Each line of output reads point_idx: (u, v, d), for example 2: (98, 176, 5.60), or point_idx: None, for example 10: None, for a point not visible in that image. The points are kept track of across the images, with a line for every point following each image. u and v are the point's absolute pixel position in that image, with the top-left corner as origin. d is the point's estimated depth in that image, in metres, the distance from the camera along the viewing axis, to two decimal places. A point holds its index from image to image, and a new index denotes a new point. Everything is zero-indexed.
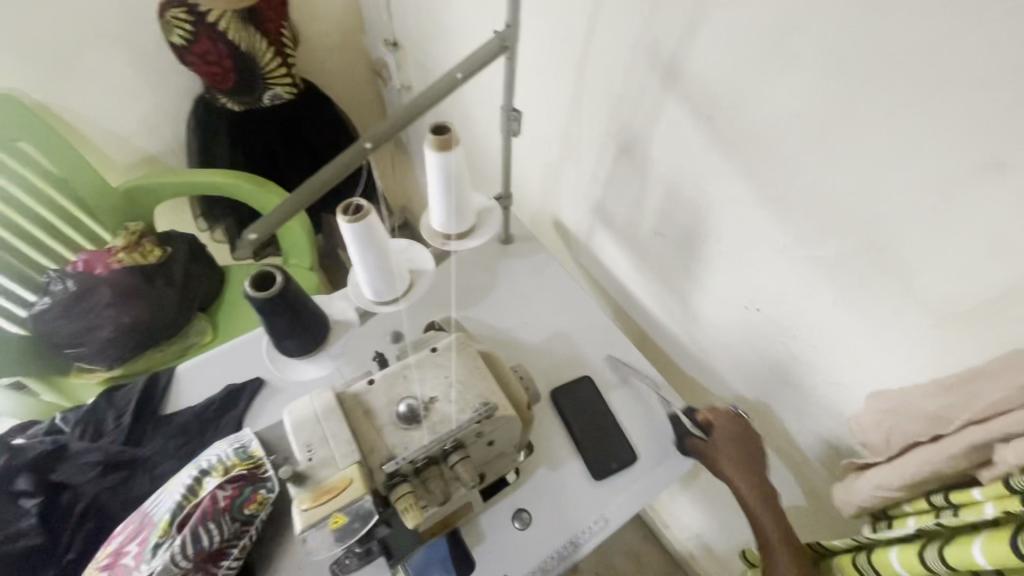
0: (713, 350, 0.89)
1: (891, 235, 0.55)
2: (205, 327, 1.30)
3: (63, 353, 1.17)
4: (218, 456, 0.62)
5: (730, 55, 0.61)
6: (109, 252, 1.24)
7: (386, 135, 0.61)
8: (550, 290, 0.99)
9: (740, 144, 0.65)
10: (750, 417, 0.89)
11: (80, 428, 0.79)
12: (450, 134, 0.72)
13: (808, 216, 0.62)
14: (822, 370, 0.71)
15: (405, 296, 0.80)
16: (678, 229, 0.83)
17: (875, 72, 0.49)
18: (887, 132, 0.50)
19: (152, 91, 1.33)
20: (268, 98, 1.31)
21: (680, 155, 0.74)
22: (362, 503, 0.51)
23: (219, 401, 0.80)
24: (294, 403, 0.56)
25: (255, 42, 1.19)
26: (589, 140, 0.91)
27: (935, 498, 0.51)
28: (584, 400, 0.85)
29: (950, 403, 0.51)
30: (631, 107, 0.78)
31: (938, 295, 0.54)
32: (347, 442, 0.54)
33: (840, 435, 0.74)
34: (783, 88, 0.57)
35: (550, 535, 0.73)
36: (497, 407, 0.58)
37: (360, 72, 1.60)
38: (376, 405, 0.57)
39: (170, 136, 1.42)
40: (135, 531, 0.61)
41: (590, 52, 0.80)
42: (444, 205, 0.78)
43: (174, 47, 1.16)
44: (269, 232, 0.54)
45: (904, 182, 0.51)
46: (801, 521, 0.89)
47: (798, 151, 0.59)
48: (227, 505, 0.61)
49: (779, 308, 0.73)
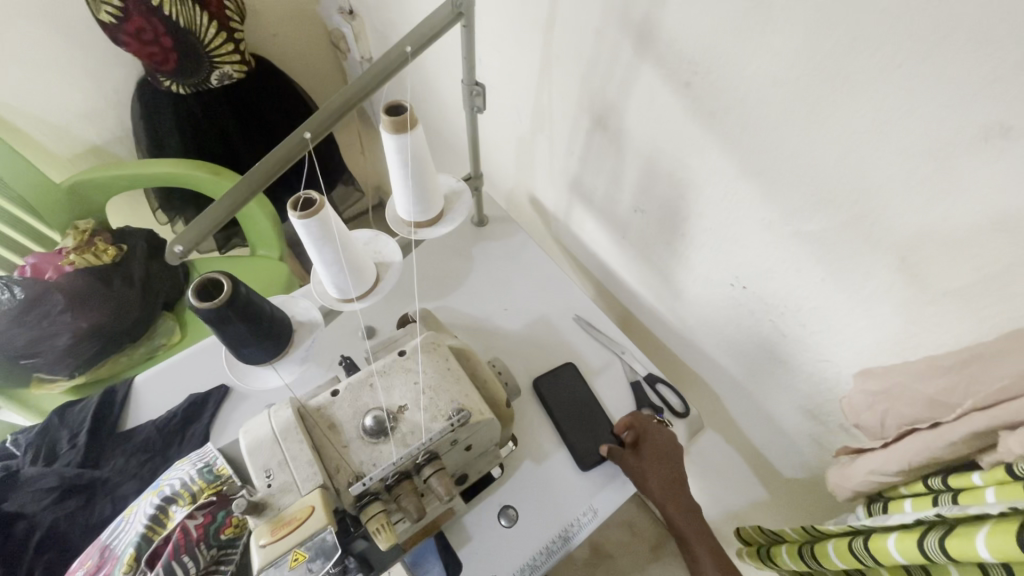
0: (699, 328, 0.86)
1: (884, 209, 0.51)
2: (172, 327, 1.25)
3: (18, 364, 1.09)
4: (182, 481, 0.56)
5: (708, 14, 0.55)
6: (60, 253, 1.16)
7: (329, 124, 0.55)
8: (530, 274, 0.94)
9: (721, 113, 0.60)
10: (740, 394, 0.87)
11: (31, 452, 0.75)
12: (406, 113, 0.64)
13: (795, 189, 0.58)
14: (812, 348, 0.69)
15: (372, 292, 0.74)
16: (654, 205, 0.79)
17: (868, 29, 0.44)
18: (881, 96, 0.46)
19: (88, 76, 1.22)
20: (216, 78, 1.22)
21: (657, 127, 0.69)
22: (325, 537, 0.46)
23: (183, 412, 0.75)
24: (249, 424, 0.52)
25: (196, 18, 1.09)
26: (561, 112, 0.84)
27: (933, 481, 0.49)
28: (568, 388, 0.82)
29: (951, 385, 0.48)
30: (604, 75, 0.72)
31: (933, 271, 0.51)
32: (309, 463, 0.50)
33: (831, 412, 0.72)
34: (766, 50, 0.52)
35: (538, 531, 0.70)
36: (471, 413, 0.54)
37: (318, 44, 1.49)
38: (341, 419, 0.54)
39: (116, 125, 1.32)
40: (96, 566, 0.55)
41: (557, 15, 0.73)
42: (408, 192, 0.72)
43: (104, 24, 1.04)
44: (202, 237, 0.51)
45: (898, 151, 0.47)
46: (792, 494, 0.88)
47: (783, 120, 0.54)
48: (198, 534, 0.53)
49: (766, 286, 0.69)
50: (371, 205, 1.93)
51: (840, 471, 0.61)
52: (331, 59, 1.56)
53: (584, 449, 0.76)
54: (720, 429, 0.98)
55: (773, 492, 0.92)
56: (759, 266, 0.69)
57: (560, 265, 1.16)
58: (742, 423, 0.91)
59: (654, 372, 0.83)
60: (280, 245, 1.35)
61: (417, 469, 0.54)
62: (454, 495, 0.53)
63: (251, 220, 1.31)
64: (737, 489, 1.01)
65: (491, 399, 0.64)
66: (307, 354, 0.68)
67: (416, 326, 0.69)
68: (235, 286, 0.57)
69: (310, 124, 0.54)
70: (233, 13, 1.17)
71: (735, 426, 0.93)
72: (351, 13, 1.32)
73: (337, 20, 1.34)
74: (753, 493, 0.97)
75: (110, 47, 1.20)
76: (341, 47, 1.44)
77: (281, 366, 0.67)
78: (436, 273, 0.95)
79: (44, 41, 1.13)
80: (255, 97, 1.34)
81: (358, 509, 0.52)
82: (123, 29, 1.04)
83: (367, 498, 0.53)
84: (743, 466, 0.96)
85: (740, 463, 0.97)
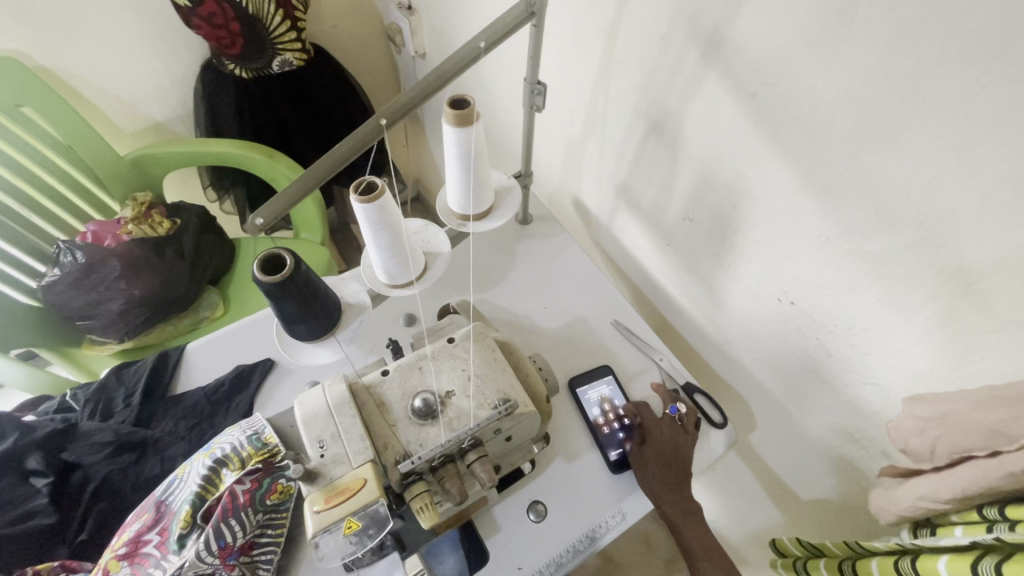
0: (739, 343, 0.86)
1: (953, 232, 0.50)
2: (216, 301, 1.29)
3: (75, 325, 1.16)
4: (232, 446, 0.57)
5: (786, 24, 0.54)
6: (119, 222, 1.21)
7: (399, 112, 0.56)
8: (570, 275, 0.95)
9: (787, 125, 0.60)
10: (776, 412, 0.86)
11: (90, 407, 0.78)
12: (470, 107, 0.66)
13: (858, 208, 0.57)
14: (859, 370, 0.68)
15: (419, 279, 0.76)
16: (704, 209, 0.78)
17: (957, 48, 0.43)
18: (960, 115, 0.45)
19: (158, 55, 1.27)
20: (277, 65, 1.26)
21: (716, 136, 0.69)
22: (377, 508, 0.48)
23: (230, 381, 0.78)
24: (304, 395, 0.54)
25: (263, 6, 1.13)
26: (617, 116, 0.85)
27: (987, 510, 0.48)
28: (603, 390, 0.81)
29: (1013, 417, 0.47)
30: (665, 80, 0.72)
31: (1002, 300, 0.49)
32: (360, 438, 0.51)
33: (874, 437, 0.71)
34: (844, 63, 0.51)
35: (564, 529, 0.71)
36: (517, 404, 0.55)
37: (373, 35, 1.52)
38: (391, 398, 0.55)
39: (179, 102, 1.38)
40: (153, 520, 0.56)
41: (622, 21, 0.74)
42: (463, 184, 0.73)
43: (178, 7, 1.09)
44: (277, 213, 0.53)
45: (976, 175, 0.46)
46: (819, 515, 0.87)
47: (855, 134, 0.54)
48: (251, 497, 0.56)
49: (816, 303, 0.69)
50: (410, 196, 1.96)
51: (884, 495, 0.60)
52: (384, 52, 1.59)
53: (616, 452, 0.76)
54: (750, 444, 0.97)
55: (798, 510, 0.92)
56: (799, 282, 0.70)
57: (597, 267, 1.17)
58: (773, 441, 0.91)
59: (691, 382, 0.83)
60: (323, 230, 1.39)
61: (461, 453, 0.55)
62: (496, 483, 0.54)
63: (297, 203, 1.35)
64: (764, 505, 1.01)
65: (533, 393, 0.64)
66: (354, 335, 0.70)
67: (462, 316, 0.71)
68: (296, 264, 0.59)
69: (383, 110, 0.55)
70: (298, 3, 1.20)
71: (767, 442, 0.92)
72: (409, 8, 1.34)
73: (395, 15, 1.37)
74: (780, 509, 0.97)
75: (181, 29, 1.26)
76: (395, 40, 1.47)
77: (329, 343, 0.69)
78: (477, 267, 0.96)
79: (121, 19, 1.18)
80: (310, 85, 1.39)
81: (402, 488, 0.53)
82: (195, 12, 1.09)
83: (411, 478, 0.54)
84: (772, 483, 0.96)
85: (770, 480, 0.96)
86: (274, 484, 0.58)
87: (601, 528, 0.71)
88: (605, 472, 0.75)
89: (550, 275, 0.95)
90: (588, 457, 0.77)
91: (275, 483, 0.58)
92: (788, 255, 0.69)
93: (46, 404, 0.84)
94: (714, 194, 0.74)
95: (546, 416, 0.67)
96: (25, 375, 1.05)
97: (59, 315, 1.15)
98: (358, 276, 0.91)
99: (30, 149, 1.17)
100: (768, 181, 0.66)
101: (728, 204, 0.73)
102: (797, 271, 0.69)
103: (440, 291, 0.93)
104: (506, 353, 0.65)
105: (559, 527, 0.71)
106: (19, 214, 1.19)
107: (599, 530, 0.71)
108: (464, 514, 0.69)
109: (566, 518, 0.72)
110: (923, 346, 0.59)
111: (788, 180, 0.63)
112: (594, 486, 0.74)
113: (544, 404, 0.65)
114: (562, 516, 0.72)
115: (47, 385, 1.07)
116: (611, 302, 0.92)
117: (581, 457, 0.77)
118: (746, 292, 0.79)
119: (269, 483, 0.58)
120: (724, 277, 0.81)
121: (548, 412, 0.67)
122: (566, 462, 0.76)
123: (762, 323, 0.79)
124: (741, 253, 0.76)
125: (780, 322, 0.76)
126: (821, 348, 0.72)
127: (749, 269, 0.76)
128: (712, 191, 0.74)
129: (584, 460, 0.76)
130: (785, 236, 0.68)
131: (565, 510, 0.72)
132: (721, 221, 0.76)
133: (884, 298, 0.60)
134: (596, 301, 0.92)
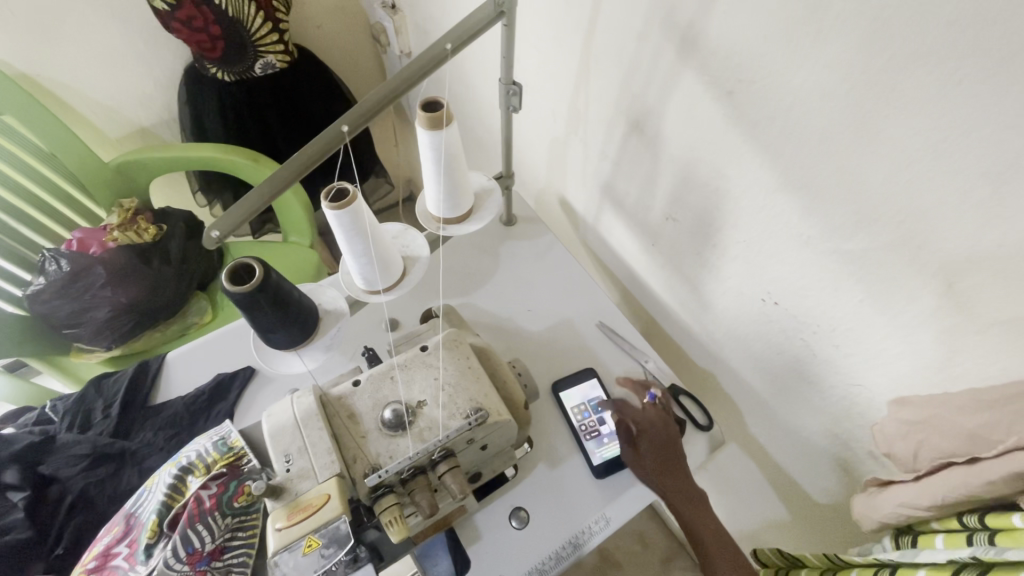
0: (725, 342, 0.85)
1: (933, 231, 0.49)
2: (205, 307, 1.28)
3: (61, 333, 1.15)
4: (197, 452, 0.57)
5: (759, 20, 0.53)
6: (104, 229, 1.20)
7: (366, 117, 0.55)
8: (555, 275, 0.94)
9: (764, 123, 0.58)
10: (764, 412, 0.85)
11: (69, 418, 0.77)
12: (442, 110, 0.64)
13: (837, 206, 0.56)
14: (844, 371, 0.66)
15: (398, 284, 0.75)
16: (687, 207, 0.76)
17: (930, 43, 0.42)
18: (937, 111, 0.43)
19: (141, 60, 1.26)
20: (260, 67, 1.25)
21: (696, 134, 0.68)
22: (338, 525, 0.47)
23: (210, 390, 0.78)
24: (272, 408, 0.53)
25: (244, 8, 1.12)
26: (597, 114, 0.83)
27: (967, 518, 0.47)
28: (587, 392, 0.81)
29: (993, 421, 0.46)
30: (643, 78, 0.71)
31: (983, 300, 0.48)
32: (328, 451, 0.50)
33: (861, 438, 0.69)
34: (817, 60, 0.50)
35: (548, 536, 0.70)
36: (489, 413, 0.54)
37: (359, 36, 1.51)
38: (361, 409, 0.54)
39: (164, 107, 1.37)
40: (122, 533, 0.56)
41: (599, 19, 0.72)
42: (439, 188, 0.72)
43: (158, 11, 1.07)
44: (241, 222, 0.52)
45: (955, 174, 0.45)
46: (811, 516, 0.86)
47: (832, 132, 0.52)
48: (215, 500, 0.54)
49: (800, 303, 0.67)
50: (401, 197, 1.95)
51: (868, 500, 0.59)
52: (371, 52, 1.58)
53: (599, 456, 0.75)
54: (741, 443, 0.96)
55: (789, 510, 0.91)
56: (781, 281, 0.68)
57: (585, 266, 1.16)
58: (764, 441, 0.89)
59: (678, 384, 0.81)
60: (311, 233, 1.38)
61: (432, 465, 0.54)
62: (468, 494, 0.53)
63: (284, 206, 1.34)
64: (757, 506, 0.99)
65: (510, 400, 0.63)
66: (330, 343, 0.69)
67: (439, 322, 0.70)
68: (266, 272, 0.59)
69: (348, 116, 0.54)
70: (280, 4, 1.19)
71: (757, 442, 0.91)
72: (393, 8, 1.32)
73: (379, 15, 1.36)
74: (772, 510, 0.95)
75: (163, 34, 1.24)
76: (381, 40, 1.45)
77: (305, 352, 0.68)
78: (461, 269, 0.95)
79: (102, 25, 1.17)
80: (296, 87, 1.37)
81: (372, 501, 0.53)
82: (175, 16, 1.07)
83: (382, 490, 0.53)
84: (765, 484, 0.94)
85: (761, 480, 0.95)
86: (241, 488, 0.56)
87: (584, 534, 0.70)
88: (591, 479, 0.74)
89: (535, 276, 0.94)
90: (572, 462, 0.76)
91: (240, 486, 0.56)
92: (768, 253, 0.68)
93: (25, 416, 0.83)
94: (695, 193, 0.73)
95: (524, 422, 0.67)
96: (12, 386, 1.04)
97: (45, 323, 1.14)
98: (338, 281, 0.90)
99: (13, 157, 1.16)
100: (748, 178, 0.64)
101: (710, 202, 0.72)
102: (775, 269, 0.68)
103: (423, 296, 0.92)
104: (483, 360, 0.64)
105: (541, 534, 0.70)
106: (4, 223, 1.19)
107: (583, 537, 0.70)
108: (442, 522, 0.67)
109: (548, 525, 0.71)
110: (904, 347, 0.58)
111: (766, 178, 0.62)
112: (578, 494, 0.73)
113: (522, 410, 0.65)
114: (542, 523, 0.71)
115: (35, 395, 1.06)
116: (596, 302, 0.91)
117: (565, 463, 0.76)
118: (730, 291, 0.77)
119: (234, 486, 0.56)
120: (707, 275, 0.80)
121: (526, 419, 0.67)
122: (551, 467, 0.75)
123: (746, 323, 0.78)
124: (722, 252, 0.75)
125: (761, 321, 0.75)
126: (804, 349, 0.70)
127: (728, 269, 0.75)
128: (692, 188, 0.73)
129: (570, 467, 0.75)
130: (763, 232, 0.66)
131: (545, 518, 0.71)
132: (704, 219, 0.74)
133: (863, 296, 0.59)
134: (580, 302, 0.91)
